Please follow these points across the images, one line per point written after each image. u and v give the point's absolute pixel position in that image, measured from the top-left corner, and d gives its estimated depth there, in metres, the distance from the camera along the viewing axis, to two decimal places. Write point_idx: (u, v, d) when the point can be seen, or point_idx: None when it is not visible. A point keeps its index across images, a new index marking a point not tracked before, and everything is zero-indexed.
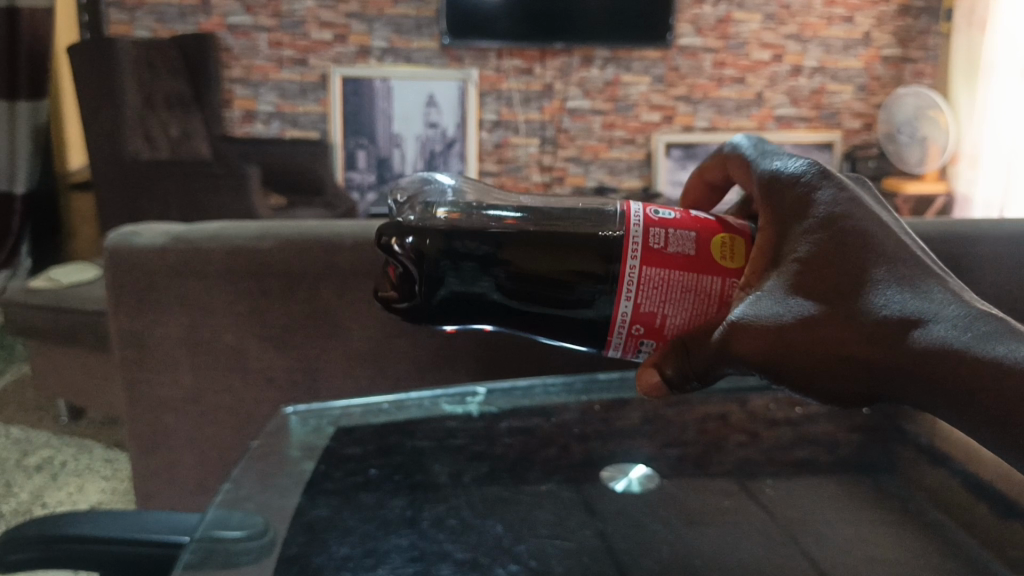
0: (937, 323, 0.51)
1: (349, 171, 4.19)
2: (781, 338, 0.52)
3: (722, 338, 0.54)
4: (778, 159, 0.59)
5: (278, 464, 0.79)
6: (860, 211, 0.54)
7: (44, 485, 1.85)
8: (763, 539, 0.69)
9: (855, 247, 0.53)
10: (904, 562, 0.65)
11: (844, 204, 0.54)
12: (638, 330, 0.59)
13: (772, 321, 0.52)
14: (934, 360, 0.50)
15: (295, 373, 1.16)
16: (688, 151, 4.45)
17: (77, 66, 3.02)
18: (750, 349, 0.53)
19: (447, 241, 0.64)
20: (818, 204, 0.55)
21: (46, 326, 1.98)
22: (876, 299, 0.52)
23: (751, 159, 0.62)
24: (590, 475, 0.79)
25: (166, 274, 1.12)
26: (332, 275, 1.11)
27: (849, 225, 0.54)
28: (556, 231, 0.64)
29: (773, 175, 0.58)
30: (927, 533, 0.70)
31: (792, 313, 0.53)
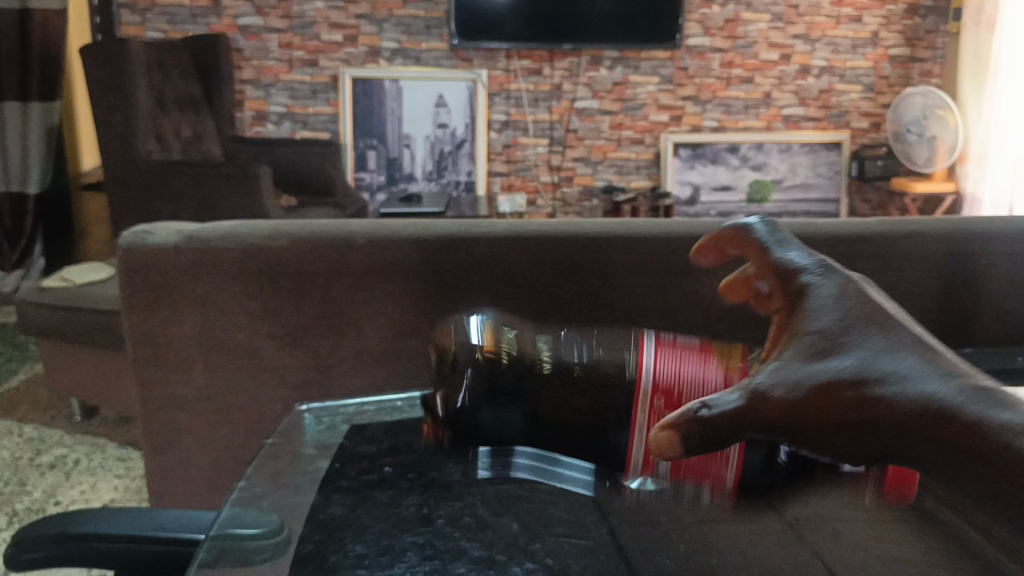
0: (932, 387, 0.42)
1: (359, 171, 4.20)
2: (753, 421, 0.45)
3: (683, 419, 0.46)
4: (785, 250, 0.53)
5: (292, 462, 0.81)
6: (862, 296, 0.48)
7: (57, 485, 1.86)
8: (766, 533, 0.70)
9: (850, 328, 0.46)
10: (908, 562, 0.66)
11: (843, 291, 0.48)
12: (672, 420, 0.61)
13: (744, 402, 0.45)
14: (931, 423, 0.41)
15: (307, 369, 1.22)
16: (695, 152, 4.41)
17: (89, 66, 3.04)
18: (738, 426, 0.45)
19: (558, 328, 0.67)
20: (815, 296, 0.49)
21: (59, 328, 1.99)
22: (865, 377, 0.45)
23: (760, 241, 0.55)
24: (604, 473, 0.80)
25: (182, 271, 1.16)
26: (344, 273, 1.18)
27: (845, 311, 0.47)
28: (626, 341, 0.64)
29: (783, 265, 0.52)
30: (935, 531, 0.71)
31: (769, 391, 0.45)
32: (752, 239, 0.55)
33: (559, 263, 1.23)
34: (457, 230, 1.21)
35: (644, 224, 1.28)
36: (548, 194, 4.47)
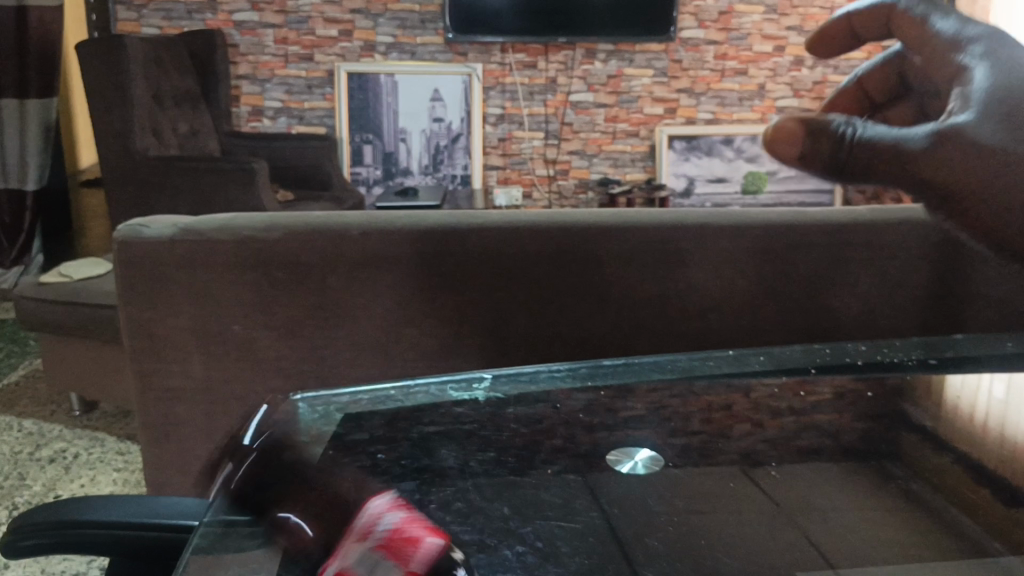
0: None
1: (355, 166, 4.12)
2: (888, 150, 0.75)
3: (835, 131, 0.73)
4: (939, 24, 0.83)
5: (285, 449, 0.79)
6: (1005, 86, 0.77)
7: (57, 477, 1.87)
8: (772, 528, 0.70)
9: (979, 108, 0.78)
10: (917, 560, 0.66)
11: (996, 78, 0.78)
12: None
13: (882, 136, 0.75)
14: None
15: (304, 361, 1.26)
16: (690, 144, 4.38)
17: (86, 63, 3.02)
18: None
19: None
20: (973, 79, 0.78)
21: (57, 321, 2.01)
22: (969, 144, 0.78)
23: (920, 15, 0.83)
24: (596, 457, 0.81)
25: (177, 264, 1.20)
26: (339, 265, 1.20)
27: (990, 95, 0.78)
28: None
29: (942, 41, 0.82)
30: (937, 524, 0.71)
31: (909, 136, 0.76)
32: (909, 15, 0.83)
33: (552, 250, 1.24)
34: (450, 219, 1.22)
35: (636, 213, 1.28)
36: (544, 187, 4.49)
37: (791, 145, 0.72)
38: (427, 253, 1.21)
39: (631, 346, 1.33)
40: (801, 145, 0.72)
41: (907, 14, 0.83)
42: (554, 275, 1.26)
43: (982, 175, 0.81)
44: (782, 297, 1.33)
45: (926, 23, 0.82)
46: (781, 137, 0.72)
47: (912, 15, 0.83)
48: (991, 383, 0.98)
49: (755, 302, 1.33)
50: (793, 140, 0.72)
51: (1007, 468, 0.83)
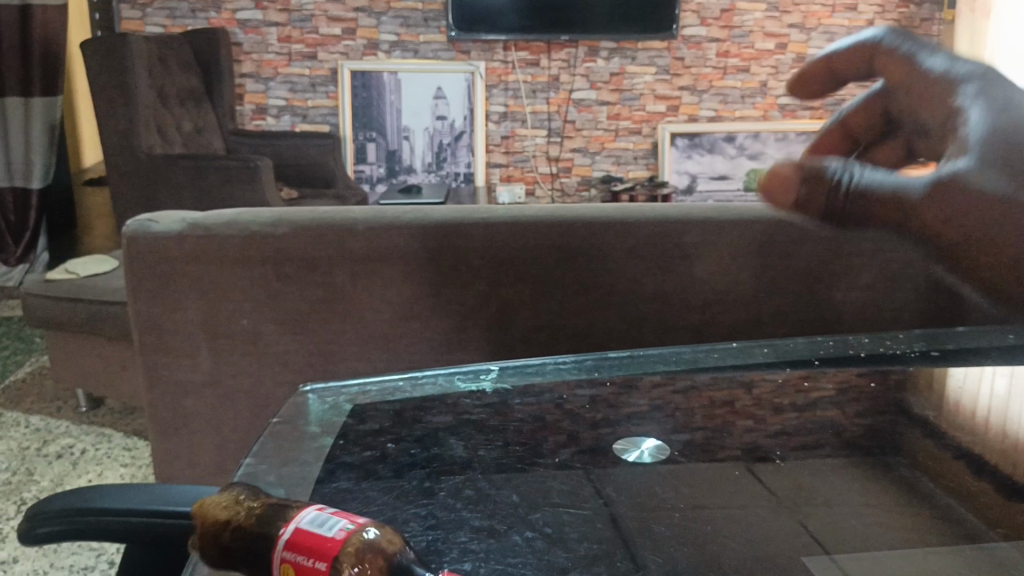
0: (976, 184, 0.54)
1: (359, 164, 4.20)
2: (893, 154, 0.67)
3: (833, 175, 0.55)
4: (936, 59, 0.61)
5: (295, 440, 0.80)
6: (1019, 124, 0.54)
7: (65, 472, 1.88)
8: (770, 519, 0.69)
9: (990, 149, 0.54)
10: (916, 546, 0.67)
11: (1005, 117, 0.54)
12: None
13: (887, 183, 0.55)
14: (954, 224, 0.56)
15: (310, 354, 1.32)
16: (692, 142, 4.41)
17: (91, 62, 3.04)
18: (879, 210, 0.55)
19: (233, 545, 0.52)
20: (972, 116, 0.55)
21: (64, 318, 2.01)
22: (979, 195, 0.55)
23: (907, 51, 0.61)
24: (603, 446, 0.82)
25: (185, 258, 1.27)
26: (342, 258, 1.27)
27: (1001, 133, 0.54)
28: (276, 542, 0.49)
29: (940, 76, 0.60)
30: (934, 517, 0.71)
31: (912, 182, 0.55)
32: (897, 51, 0.62)
33: (552, 245, 1.29)
34: (454, 215, 1.28)
35: (640, 205, 1.34)
36: (547, 185, 4.49)
37: (785, 191, 0.55)
38: (432, 248, 1.27)
39: (635, 338, 1.38)
40: (796, 192, 0.55)
41: (897, 50, 0.62)
42: (558, 270, 1.31)
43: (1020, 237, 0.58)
44: (790, 292, 1.37)
45: (916, 62, 0.61)
46: (776, 183, 0.55)
47: (898, 50, 0.62)
48: (992, 379, 0.99)
49: (761, 297, 1.37)
50: (787, 185, 0.55)
51: (1004, 455, 0.83)
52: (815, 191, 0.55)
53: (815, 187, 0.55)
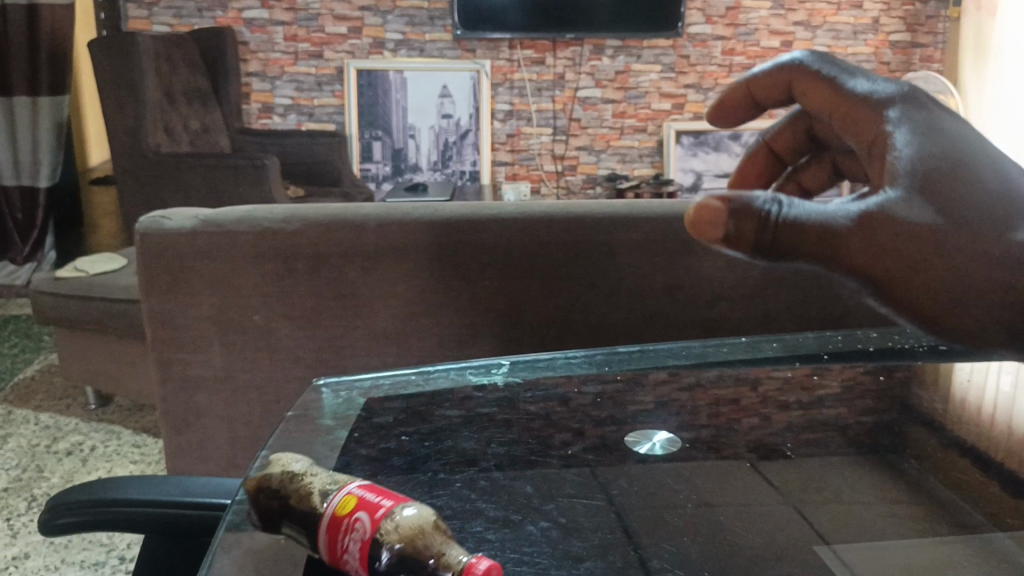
0: (914, 213, 0.56)
1: (365, 162, 4.22)
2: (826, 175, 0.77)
3: (758, 212, 0.54)
4: (861, 85, 0.65)
5: (310, 430, 0.82)
6: (936, 160, 0.58)
7: (75, 469, 1.89)
8: (779, 517, 0.69)
9: (913, 183, 0.57)
10: (922, 536, 0.67)
11: (923, 153, 0.58)
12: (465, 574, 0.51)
13: (817, 214, 0.55)
14: (914, 245, 0.56)
15: (322, 350, 1.37)
16: (697, 139, 4.42)
17: (99, 61, 3.05)
18: (818, 241, 0.56)
19: (278, 510, 0.62)
20: (895, 144, 0.59)
21: (75, 315, 2.03)
22: (907, 226, 0.56)
23: (831, 78, 0.67)
24: (615, 438, 0.82)
25: (198, 255, 1.31)
26: (355, 255, 1.31)
27: (919, 167, 0.57)
28: (320, 506, 0.59)
29: (866, 107, 0.63)
30: (940, 514, 0.71)
31: (841, 214, 0.56)
32: (826, 85, 0.67)
33: (558, 241, 1.34)
34: (463, 212, 1.32)
35: (649, 202, 1.37)
36: (552, 183, 4.49)
37: (713, 227, 0.55)
38: (441, 245, 1.32)
39: (642, 333, 1.42)
40: (724, 228, 0.55)
41: (820, 80, 0.67)
42: (566, 266, 1.35)
43: (951, 278, 0.58)
44: (793, 286, 1.42)
45: (843, 91, 0.66)
46: (704, 219, 0.55)
47: (826, 87, 0.67)
48: (997, 376, 1.00)
49: (767, 292, 1.42)
50: (714, 221, 0.55)
51: (1007, 453, 0.84)
52: (744, 226, 0.54)
53: (744, 222, 0.54)
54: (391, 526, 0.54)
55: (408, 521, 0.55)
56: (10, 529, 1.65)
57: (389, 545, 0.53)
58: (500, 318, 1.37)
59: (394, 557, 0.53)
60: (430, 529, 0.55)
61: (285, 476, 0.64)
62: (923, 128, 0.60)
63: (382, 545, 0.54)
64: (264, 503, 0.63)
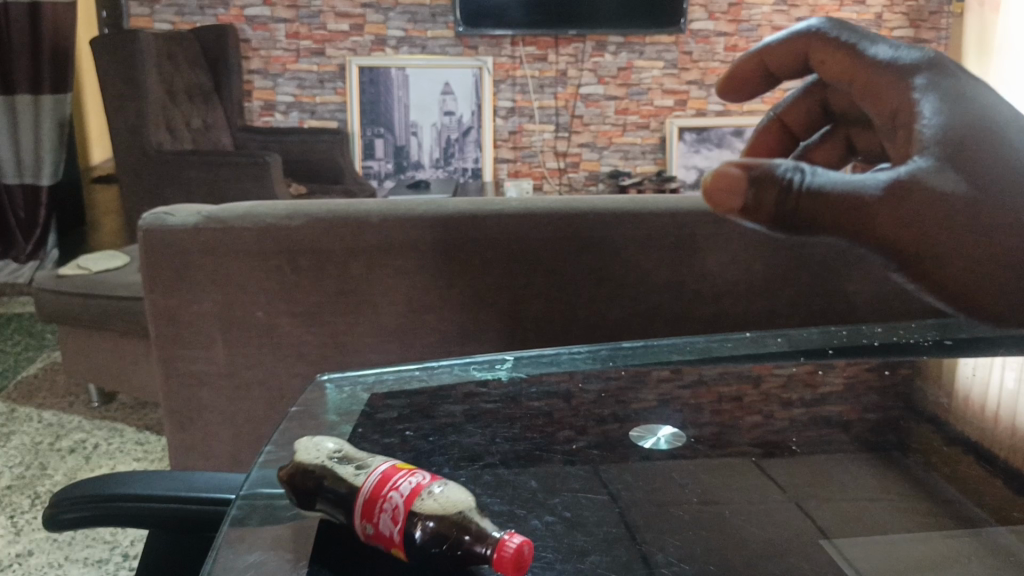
0: (941, 183, 0.60)
1: (367, 159, 4.21)
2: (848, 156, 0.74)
3: (779, 181, 0.61)
4: (883, 78, 0.64)
5: (315, 426, 0.82)
6: (959, 136, 0.61)
7: (78, 467, 1.89)
8: (783, 511, 0.68)
9: (937, 156, 0.60)
10: (928, 531, 0.67)
11: (942, 131, 0.61)
12: (497, 552, 0.54)
13: (839, 185, 0.61)
14: (942, 215, 0.60)
15: (325, 346, 1.37)
16: (700, 136, 4.44)
17: (102, 58, 3.05)
18: (844, 214, 0.61)
19: (311, 490, 0.63)
20: (922, 113, 0.61)
21: (79, 312, 2.03)
22: (934, 197, 0.60)
23: (849, 43, 0.67)
24: (619, 433, 0.82)
25: (200, 252, 1.31)
26: (358, 251, 1.31)
27: (945, 138, 0.60)
28: (354, 488, 0.60)
29: (887, 103, 0.64)
30: (943, 509, 0.70)
31: (868, 187, 0.60)
32: (848, 70, 0.66)
33: (562, 236, 1.33)
34: (466, 208, 1.31)
35: (652, 198, 1.37)
36: (555, 180, 4.50)
37: (733, 196, 0.61)
38: (444, 241, 1.31)
39: (645, 329, 1.42)
40: (745, 197, 0.61)
41: (846, 72, 0.66)
42: (569, 261, 1.35)
43: (982, 247, 0.62)
44: (795, 281, 1.42)
45: (868, 87, 0.65)
46: (728, 188, 0.61)
47: (850, 71, 0.66)
48: (1002, 372, 1.00)
49: (770, 287, 1.42)
50: (734, 190, 0.61)
51: (1012, 449, 0.83)
52: (766, 196, 0.61)
53: (768, 191, 0.61)
54: (426, 506, 0.56)
55: (439, 499, 0.57)
56: (14, 526, 1.65)
57: (424, 523, 0.56)
58: (503, 313, 1.37)
59: (430, 534, 0.56)
60: (459, 505, 0.57)
61: (315, 457, 0.65)
62: (946, 107, 0.61)
63: (417, 523, 0.56)
64: (297, 484, 0.65)
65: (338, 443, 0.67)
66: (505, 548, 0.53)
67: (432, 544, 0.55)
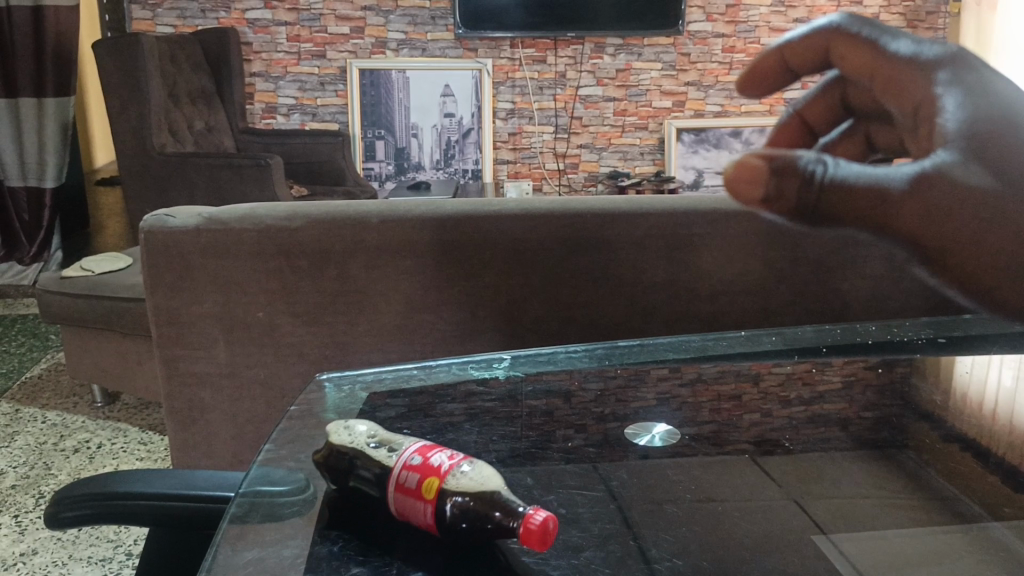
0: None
1: (368, 161, 4.24)
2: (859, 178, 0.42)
3: (802, 174, 0.32)
4: (901, 41, 0.34)
5: (314, 425, 0.83)
6: (1008, 108, 0.33)
7: (82, 466, 1.90)
8: (779, 509, 0.69)
9: (975, 136, 0.33)
10: (919, 525, 0.68)
11: (985, 103, 0.33)
12: (523, 526, 0.56)
13: (867, 179, 0.33)
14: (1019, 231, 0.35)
15: (326, 346, 1.38)
16: (698, 137, 4.47)
17: (104, 62, 3.07)
18: (900, 226, 0.33)
19: (345, 470, 0.66)
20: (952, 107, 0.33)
21: (83, 313, 2.05)
22: (970, 197, 0.33)
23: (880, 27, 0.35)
24: (615, 431, 0.83)
25: (201, 253, 1.32)
26: (358, 252, 1.33)
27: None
28: (387, 464, 0.63)
29: (899, 61, 0.34)
30: (936, 505, 0.71)
31: (891, 173, 0.32)
32: (857, 36, 0.35)
33: (558, 236, 1.35)
34: (464, 209, 1.33)
35: (649, 198, 1.39)
36: (554, 181, 4.51)
37: (753, 189, 0.32)
38: (442, 241, 1.33)
39: (643, 327, 1.43)
40: (765, 188, 0.32)
41: (854, 35, 0.35)
42: (566, 261, 1.37)
43: None
44: (792, 280, 1.42)
45: (878, 48, 0.34)
46: (742, 176, 0.32)
47: (858, 35, 0.35)
48: (1000, 371, 1.00)
49: (767, 286, 1.43)
50: (755, 179, 0.31)
51: (1004, 445, 0.84)
52: (790, 187, 0.32)
53: (791, 179, 0.32)
54: (458, 483, 0.58)
55: (469, 477, 0.59)
56: (18, 525, 1.66)
57: (454, 498, 0.58)
58: (501, 313, 1.38)
59: (459, 508, 0.58)
60: (488, 483, 0.59)
61: (350, 441, 0.68)
62: (979, 67, 0.33)
63: (448, 498, 0.58)
64: (332, 465, 0.68)
65: (372, 430, 0.70)
66: (530, 522, 0.55)
67: (462, 519, 0.58)
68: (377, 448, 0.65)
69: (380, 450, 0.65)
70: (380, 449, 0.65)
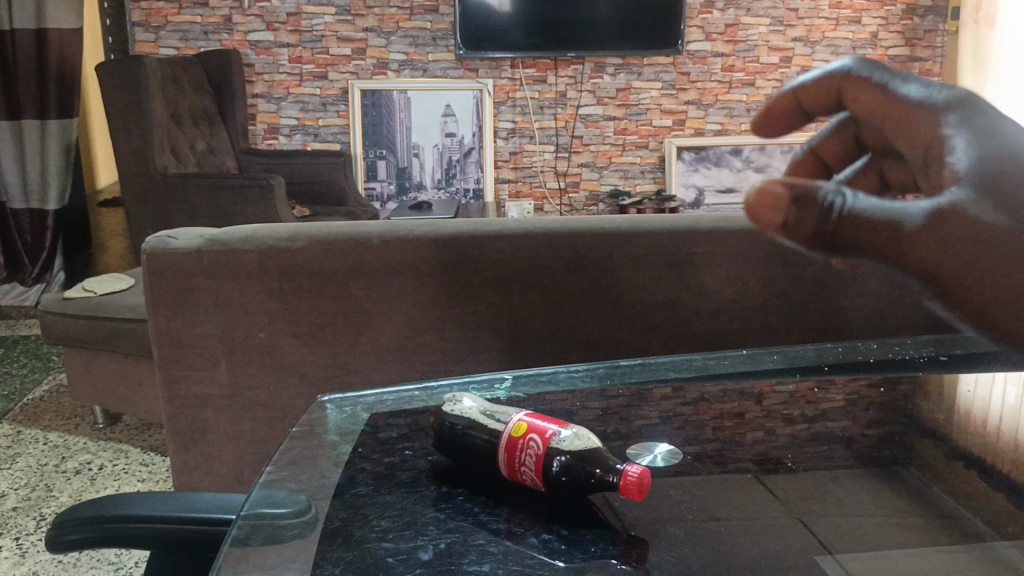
0: None
1: (370, 181, 4.26)
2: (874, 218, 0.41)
3: (823, 203, 0.32)
4: (911, 85, 0.35)
5: (316, 447, 0.83)
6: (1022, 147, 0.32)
7: (82, 488, 1.90)
8: (782, 528, 0.68)
9: (989, 174, 0.32)
10: (926, 545, 0.67)
11: (997, 142, 0.32)
12: (622, 479, 0.66)
13: (881, 212, 0.32)
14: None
15: (327, 367, 1.38)
16: (698, 155, 4.42)
17: (107, 84, 3.10)
18: (917, 257, 0.32)
19: (457, 437, 0.77)
20: (954, 146, 0.32)
21: (85, 335, 2.05)
22: (987, 233, 0.32)
23: (893, 79, 0.35)
24: (617, 451, 0.83)
25: (201, 274, 1.33)
26: (360, 272, 1.33)
27: None
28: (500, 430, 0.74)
29: (908, 104, 0.34)
30: (942, 526, 0.71)
31: (909, 207, 0.32)
32: (867, 80, 0.35)
33: (556, 256, 1.35)
34: (465, 228, 1.34)
35: (647, 218, 1.39)
36: (556, 200, 4.51)
37: (771, 214, 0.32)
38: (442, 261, 1.34)
39: (645, 345, 1.43)
40: (784, 214, 0.32)
41: (864, 78, 0.35)
42: (565, 280, 1.37)
43: None
44: (793, 299, 1.43)
45: (888, 90, 0.35)
46: (759, 201, 0.32)
47: (869, 77, 0.35)
48: (1003, 388, 1.00)
49: (767, 305, 1.43)
50: (773, 205, 0.32)
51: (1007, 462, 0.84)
52: (808, 215, 0.32)
53: (809, 209, 0.32)
54: (563, 445, 0.69)
55: (574, 441, 0.69)
56: (19, 548, 1.66)
57: (559, 457, 0.68)
58: (500, 333, 1.38)
59: (563, 466, 0.68)
60: (587, 446, 0.70)
61: (462, 414, 0.79)
62: (990, 110, 0.33)
63: (553, 457, 0.68)
64: (444, 434, 0.78)
65: (479, 408, 0.81)
66: (629, 474, 0.66)
67: (565, 474, 0.68)
68: (488, 419, 0.77)
69: (491, 420, 0.77)
70: (493, 421, 0.77)
